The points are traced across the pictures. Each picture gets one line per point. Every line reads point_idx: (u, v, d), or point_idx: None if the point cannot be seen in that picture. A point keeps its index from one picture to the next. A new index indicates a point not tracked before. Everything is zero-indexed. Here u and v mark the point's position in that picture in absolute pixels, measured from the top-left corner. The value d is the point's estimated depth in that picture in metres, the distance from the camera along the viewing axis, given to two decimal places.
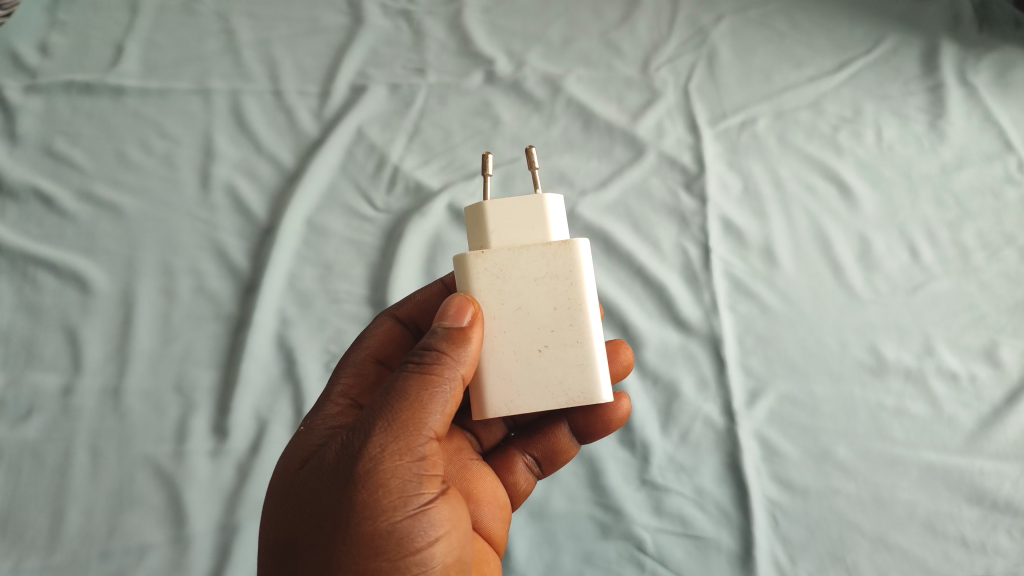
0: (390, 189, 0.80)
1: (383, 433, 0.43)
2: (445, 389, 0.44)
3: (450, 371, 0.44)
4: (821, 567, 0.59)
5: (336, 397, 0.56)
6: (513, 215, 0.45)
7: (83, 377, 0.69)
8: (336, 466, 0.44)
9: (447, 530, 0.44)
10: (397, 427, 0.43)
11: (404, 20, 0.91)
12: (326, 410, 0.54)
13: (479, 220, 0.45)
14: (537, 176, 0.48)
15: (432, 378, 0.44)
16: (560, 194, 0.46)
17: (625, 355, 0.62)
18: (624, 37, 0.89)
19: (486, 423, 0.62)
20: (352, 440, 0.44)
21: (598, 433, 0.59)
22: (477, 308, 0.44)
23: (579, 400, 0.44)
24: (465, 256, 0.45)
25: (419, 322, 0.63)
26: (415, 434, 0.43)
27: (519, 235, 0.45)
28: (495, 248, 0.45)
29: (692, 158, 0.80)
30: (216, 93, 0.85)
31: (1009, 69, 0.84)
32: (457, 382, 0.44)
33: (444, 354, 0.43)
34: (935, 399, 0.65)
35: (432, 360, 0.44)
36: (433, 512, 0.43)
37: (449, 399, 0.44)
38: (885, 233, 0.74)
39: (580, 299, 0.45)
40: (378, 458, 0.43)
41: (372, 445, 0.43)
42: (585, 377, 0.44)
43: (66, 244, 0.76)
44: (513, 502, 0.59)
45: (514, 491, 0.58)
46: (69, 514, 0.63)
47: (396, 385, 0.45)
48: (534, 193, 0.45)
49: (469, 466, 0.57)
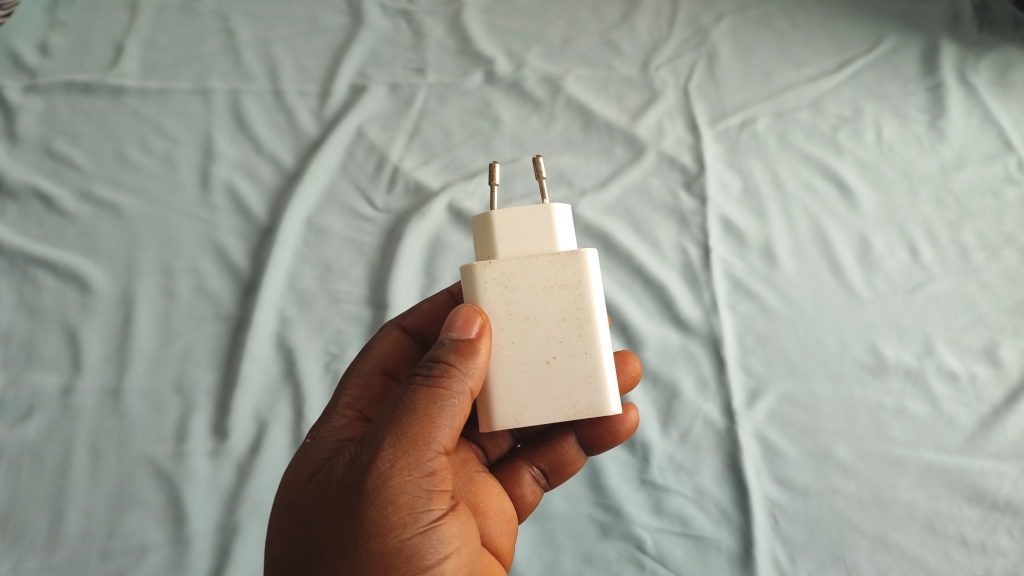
0: (390, 189, 0.80)
1: (391, 448, 0.43)
2: (453, 403, 0.44)
3: (459, 384, 0.44)
4: (820, 567, 0.59)
5: (342, 409, 0.56)
6: (521, 224, 0.45)
7: (84, 377, 0.69)
8: (345, 481, 0.43)
9: (457, 546, 0.44)
10: (405, 442, 0.43)
11: (404, 20, 0.91)
12: (331, 423, 0.54)
13: (485, 229, 0.45)
14: (545, 184, 0.47)
15: (440, 392, 0.44)
16: (567, 204, 0.46)
17: (632, 365, 0.62)
18: (623, 37, 0.89)
19: (493, 435, 0.62)
20: (361, 454, 0.44)
21: (606, 445, 0.59)
22: (485, 319, 0.44)
23: (587, 412, 0.44)
24: (472, 267, 0.45)
25: (424, 332, 0.63)
26: (424, 449, 0.43)
27: (526, 245, 0.45)
28: (502, 258, 0.45)
29: (692, 158, 0.80)
30: (216, 93, 0.85)
31: (1009, 69, 0.84)
32: (466, 395, 0.44)
33: (453, 366, 0.43)
34: (935, 399, 0.65)
35: (441, 372, 0.44)
36: (442, 528, 0.43)
37: (458, 412, 0.44)
38: (885, 233, 0.74)
39: (588, 310, 0.45)
40: (387, 473, 0.42)
41: (381, 461, 0.43)
42: (594, 388, 0.44)
43: (66, 244, 0.76)
44: (520, 515, 0.59)
45: (520, 504, 0.58)
46: (68, 514, 0.63)
47: (404, 399, 0.44)
48: (542, 202, 0.45)
49: (476, 478, 0.56)
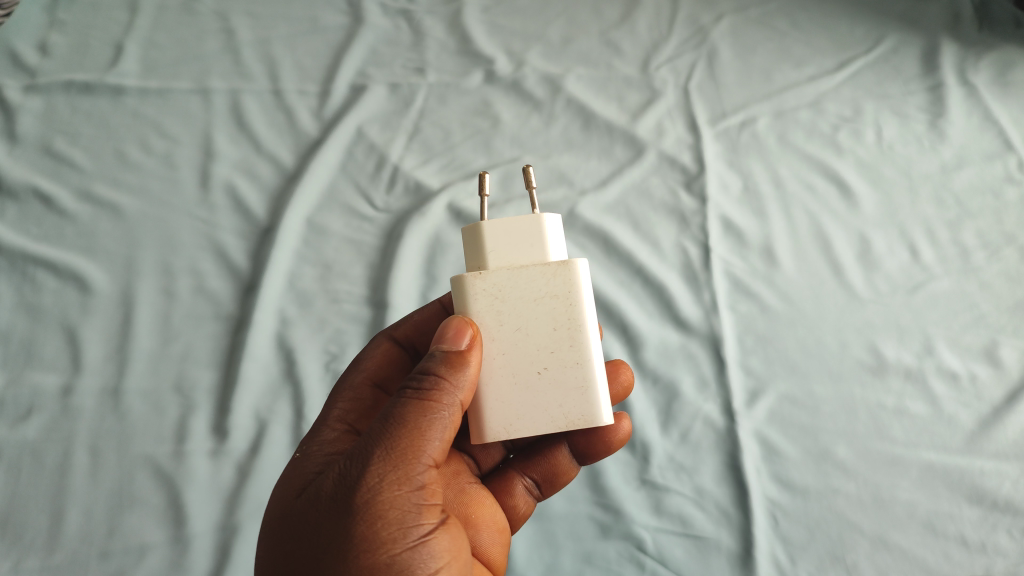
0: (389, 189, 0.80)
1: (381, 463, 0.43)
2: (444, 415, 0.44)
3: (449, 397, 0.44)
4: (820, 567, 0.59)
5: (333, 422, 0.55)
6: (511, 235, 0.45)
7: (83, 378, 0.69)
8: (334, 496, 0.43)
9: (447, 560, 0.43)
10: (396, 456, 0.43)
11: (404, 20, 0.91)
12: (322, 436, 0.54)
13: (475, 240, 0.45)
14: (535, 194, 0.48)
15: (430, 405, 0.44)
16: (557, 215, 0.46)
17: (625, 374, 0.62)
18: (624, 37, 0.89)
19: (485, 445, 0.62)
20: (351, 469, 0.44)
21: (599, 454, 0.59)
22: (476, 330, 0.44)
23: (578, 422, 0.44)
24: (463, 278, 0.45)
25: (415, 343, 0.63)
26: (413, 463, 0.43)
27: (516, 255, 0.45)
28: (493, 269, 0.45)
29: (692, 157, 0.80)
30: (215, 93, 0.85)
31: (1010, 68, 0.83)
32: (456, 407, 0.44)
33: (443, 378, 0.43)
34: (935, 398, 0.65)
35: (431, 385, 0.44)
36: (432, 542, 0.43)
37: (448, 425, 0.44)
38: (885, 233, 0.74)
39: (579, 320, 0.45)
40: (376, 488, 0.42)
41: (371, 475, 0.43)
42: (585, 399, 0.44)
43: (65, 243, 0.76)
44: (513, 526, 0.59)
45: (513, 514, 0.58)
46: (68, 514, 0.63)
47: (394, 412, 0.44)
48: (533, 212, 0.45)
49: (467, 489, 0.57)
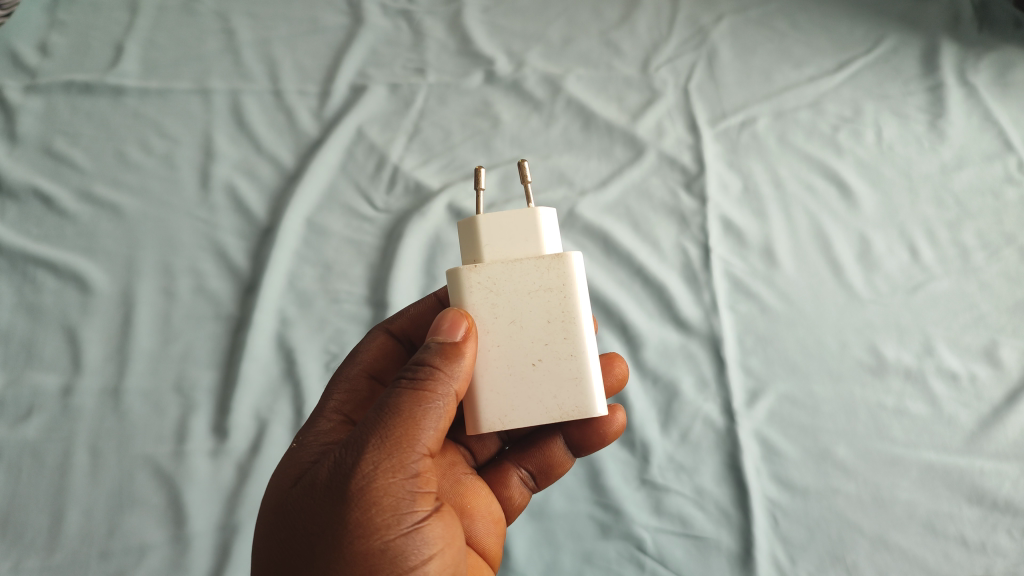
0: (389, 189, 0.80)
1: (375, 451, 0.43)
2: (438, 405, 0.44)
3: (443, 387, 0.44)
4: (821, 567, 0.59)
5: (329, 413, 0.55)
6: (506, 228, 0.45)
7: (83, 377, 0.69)
8: (329, 484, 0.43)
9: (441, 547, 0.43)
10: (390, 444, 0.43)
11: (404, 20, 0.91)
12: (318, 427, 0.54)
13: (471, 234, 0.45)
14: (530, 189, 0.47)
15: (425, 395, 0.44)
16: (552, 209, 0.46)
17: (620, 367, 0.62)
18: (624, 37, 0.89)
19: (480, 437, 0.62)
20: (346, 457, 0.44)
21: (593, 446, 0.59)
22: (471, 322, 0.44)
23: (572, 414, 0.44)
24: (458, 271, 0.45)
25: (412, 336, 0.63)
26: (408, 451, 0.43)
27: (511, 249, 0.45)
28: (487, 262, 0.45)
29: (692, 158, 0.80)
30: (216, 93, 0.85)
31: (1009, 68, 0.83)
32: (450, 397, 0.44)
33: (438, 369, 0.43)
34: (935, 399, 0.65)
35: (425, 375, 0.44)
36: (426, 529, 0.43)
37: (442, 415, 0.44)
38: (884, 233, 0.74)
39: (573, 312, 0.45)
40: (371, 476, 0.42)
41: (365, 463, 0.43)
42: (579, 390, 0.44)
43: (65, 244, 0.76)
44: (508, 517, 0.58)
45: (508, 506, 0.58)
46: (68, 514, 0.63)
47: (389, 402, 0.44)
48: (528, 207, 0.45)
49: (463, 480, 0.57)
